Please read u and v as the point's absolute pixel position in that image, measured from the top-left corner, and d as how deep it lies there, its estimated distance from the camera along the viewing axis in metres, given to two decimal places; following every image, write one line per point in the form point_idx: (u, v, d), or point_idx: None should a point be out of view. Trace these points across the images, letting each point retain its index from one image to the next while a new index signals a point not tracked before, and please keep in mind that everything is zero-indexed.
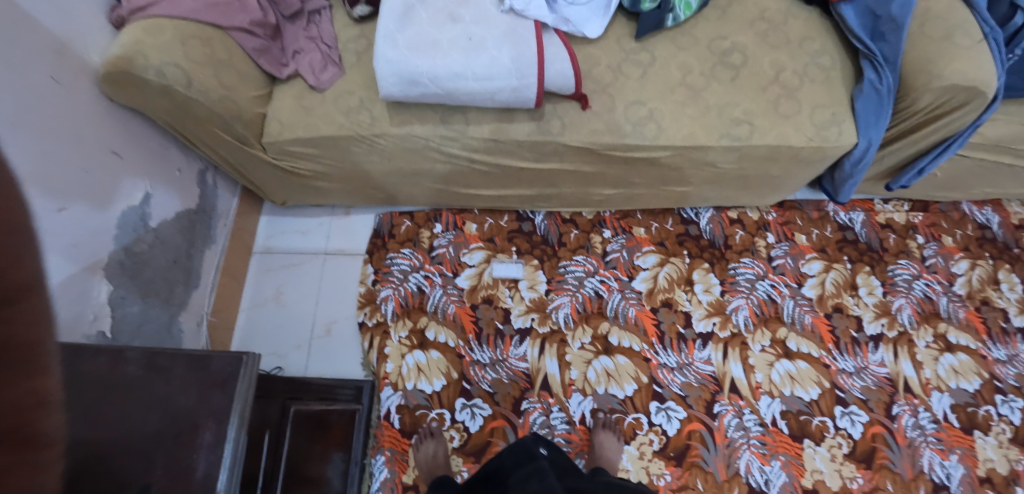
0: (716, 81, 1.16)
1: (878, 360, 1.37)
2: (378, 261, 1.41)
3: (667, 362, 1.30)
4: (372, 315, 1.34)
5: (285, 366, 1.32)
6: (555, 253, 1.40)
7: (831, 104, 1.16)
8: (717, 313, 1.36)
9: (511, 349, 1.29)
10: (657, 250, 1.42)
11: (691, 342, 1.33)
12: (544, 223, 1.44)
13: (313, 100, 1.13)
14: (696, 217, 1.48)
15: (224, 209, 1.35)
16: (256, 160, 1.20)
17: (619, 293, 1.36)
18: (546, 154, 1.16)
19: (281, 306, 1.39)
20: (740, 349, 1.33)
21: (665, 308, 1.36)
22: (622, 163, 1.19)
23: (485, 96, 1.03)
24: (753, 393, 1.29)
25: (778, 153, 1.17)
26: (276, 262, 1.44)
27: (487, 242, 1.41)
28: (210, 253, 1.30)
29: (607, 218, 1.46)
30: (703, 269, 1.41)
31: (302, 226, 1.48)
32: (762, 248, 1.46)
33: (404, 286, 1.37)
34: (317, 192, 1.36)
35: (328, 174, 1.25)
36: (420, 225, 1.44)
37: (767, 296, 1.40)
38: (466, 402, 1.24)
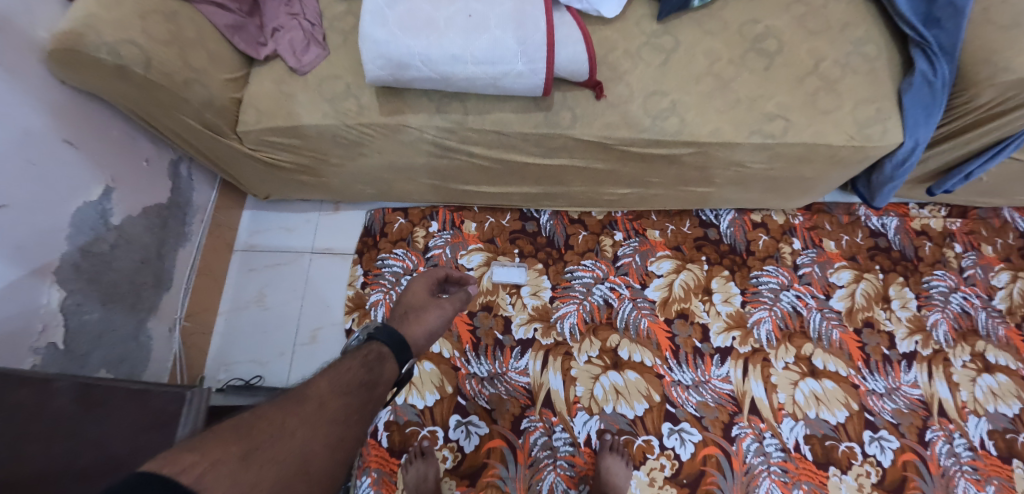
0: (748, 70, 1.03)
1: (911, 380, 1.26)
2: (369, 262, 1.30)
3: (681, 379, 1.18)
4: (359, 322, 1.24)
5: (267, 376, 1.24)
6: (561, 257, 1.28)
7: (876, 99, 1.04)
8: (737, 326, 1.24)
9: (511, 363, 1.18)
10: (673, 255, 1.29)
11: (709, 357, 1.20)
12: (550, 223, 1.32)
13: (294, 84, 1.01)
14: (715, 220, 1.34)
15: (201, 203, 1.26)
16: (234, 152, 1.09)
17: (630, 302, 1.23)
18: (554, 150, 1.03)
19: (265, 309, 1.30)
20: (762, 367, 1.21)
21: (680, 319, 1.23)
22: (640, 162, 1.07)
23: (486, 82, 0.91)
24: (775, 415, 1.18)
25: (815, 152, 1.05)
26: (260, 261, 1.35)
27: (487, 243, 1.30)
28: (184, 252, 1.21)
29: (619, 218, 1.33)
30: (723, 277, 1.28)
31: (289, 222, 1.38)
32: (787, 255, 1.33)
33: (396, 290, 1.26)
34: (304, 185, 1.25)
35: (315, 167, 1.14)
36: (415, 223, 1.33)
37: (791, 308, 1.28)
38: (461, 419, 1.14)
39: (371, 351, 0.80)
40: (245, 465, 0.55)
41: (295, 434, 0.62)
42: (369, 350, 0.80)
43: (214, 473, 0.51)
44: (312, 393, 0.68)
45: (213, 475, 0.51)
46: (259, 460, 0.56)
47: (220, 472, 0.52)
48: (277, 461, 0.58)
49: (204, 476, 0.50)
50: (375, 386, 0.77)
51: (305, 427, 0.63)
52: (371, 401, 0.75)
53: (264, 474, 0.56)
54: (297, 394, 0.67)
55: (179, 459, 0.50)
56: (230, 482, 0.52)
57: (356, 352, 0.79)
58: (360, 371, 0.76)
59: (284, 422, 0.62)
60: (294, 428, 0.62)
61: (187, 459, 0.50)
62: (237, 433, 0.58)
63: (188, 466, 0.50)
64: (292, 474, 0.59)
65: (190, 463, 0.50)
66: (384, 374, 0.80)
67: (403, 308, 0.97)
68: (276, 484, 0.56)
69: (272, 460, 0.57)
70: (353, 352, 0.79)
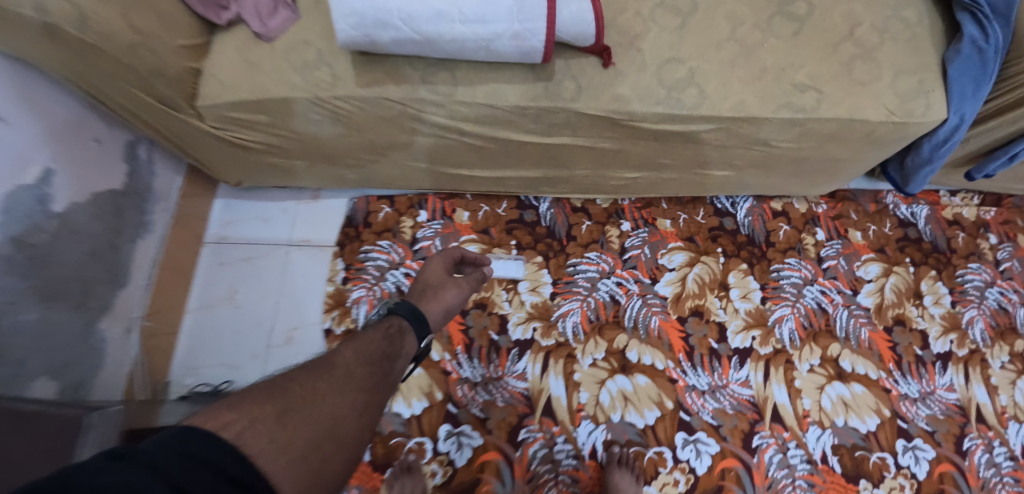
0: (775, 36, 0.91)
1: (947, 384, 1.15)
2: (351, 255, 1.18)
3: (696, 384, 1.06)
4: (340, 321, 1.13)
5: (239, 381, 1.12)
6: (563, 249, 1.16)
7: (918, 69, 0.92)
8: (757, 325, 1.12)
9: (508, 366, 1.06)
10: (686, 247, 1.17)
11: (726, 360, 1.08)
12: (550, 212, 1.20)
13: (259, 52, 0.89)
14: (732, 208, 1.22)
15: (164, 190, 1.14)
16: (194, 131, 0.97)
17: (639, 299, 1.11)
18: (555, 127, 0.91)
19: (237, 307, 1.18)
20: (785, 370, 1.10)
21: (694, 317, 1.11)
22: (651, 143, 0.94)
23: (478, 45, 0.78)
24: (800, 423, 1.07)
25: (850, 129, 0.93)
26: (232, 254, 1.23)
27: (481, 234, 1.17)
28: (143, 244, 1.09)
29: (626, 207, 1.20)
30: (741, 271, 1.16)
31: (264, 211, 1.26)
32: (811, 246, 1.21)
33: (380, 286, 1.14)
34: (278, 170, 1.13)
35: (287, 148, 1.01)
36: (402, 212, 1.21)
37: (816, 305, 1.16)
38: (452, 429, 1.02)
39: (392, 325, 0.77)
40: (282, 423, 0.51)
41: (325, 399, 0.57)
42: (389, 323, 0.77)
43: (253, 432, 0.48)
44: (337, 361, 0.64)
45: (253, 432, 0.48)
46: (294, 420, 0.52)
47: (259, 430, 0.48)
48: (310, 422, 0.53)
49: (242, 434, 0.47)
50: (399, 359, 0.72)
51: (335, 393, 0.59)
52: (392, 373, 0.70)
53: (300, 431, 0.51)
54: (324, 362, 0.63)
55: (218, 416, 0.47)
56: (268, 440, 0.48)
57: (376, 326, 0.76)
58: (382, 343, 0.72)
59: (314, 387, 0.58)
60: (324, 393, 0.58)
61: (228, 416, 0.47)
62: (271, 394, 0.54)
63: (226, 423, 0.47)
64: (327, 436, 0.54)
65: (230, 420, 0.47)
66: (404, 350, 0.75)
67: (418, 286, 0.92)
68: (311, 445, 0.52)
69: (306, 420, 0.53)
70: (375, 326, 0.76)
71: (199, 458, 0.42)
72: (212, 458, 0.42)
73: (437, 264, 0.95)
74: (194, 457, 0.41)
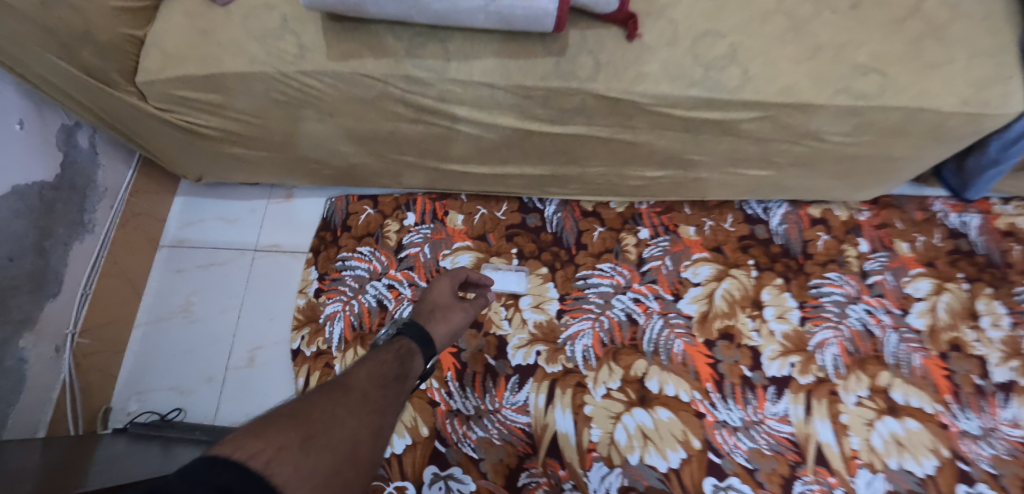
0: (829, 10, 0.76)
1: (1012, 419, 0.95)
2: (326, 264, 1.02)
3: (727, 420, 0.90)
4: (310, 342, 0.96)
5: (190, 408, 0.96)
6: (572, 259, 1.00)
7: (997, 51, 0.78)
8: (796, 350, 0.96)
9: (506, 397, 0.91)
10: (713, 259, 1.01)
11: (762, 390, 0.93)
12: (557, 216, 1.04)
13: (212, 19, 0.74)
14: (764, 214, 1.07)
15: (111, 185, 0.99)
16: (137, 113, 0.81)
17: (660, 318, 0.96)
18: (566, 113, 0.76)
19: (193, 322, 1.02)
20: (829, 402, 0.94)
21: (723, 341, 0.95)
22: (681, 135, 0.80)
23: (475, 6, 0.63)
24: (848, 466, 0.90)
25: (916, 121, 0.78)
26: (190, 260, 1.08)
27: (477, 241, 1.02)
28: (82, 246, 0.93)
29: (644, 211, 1.05)
30: (775, 286, 1.01)
31: (230, 212, 1.11)
32: (853, 259, 1.06)
33: (359, 300, 0.98)
34: (242, 163, 0.97)
35: (249, 135, 0.86)
36: (386, 215, 1.05)
37: (861, 326, 1.01)
38: (439, 472, 0.86)
39: (402, 347, 0.66)
40: (304, 451, 0.42)
41: (345, 421, 0.48)
42: (398, 345, 0.66)
43: (282, 460, 0.39)
44: (351, 383, 0.55)
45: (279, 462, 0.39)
46: (318, 447, 0.43)
47: (285, 460, 0.39)
48: (331, 448, 0.45)
49: (269, 464, 0.38)
50: (409, 379, 0.63)
51: (354, 416, 0.50)
52: (404, 396, 0.60)
53: (323, 461, 0.43)
54: (336, 384, 0.53)
55: (245, 444, 0.38)
56: (294, 471, 0.39)
57: (384, 347, 0.65)
58: (393, 364, 0.62)
59: (331, 410, 0.48)
60: (343, 416, 0.49)
61: (256, 443, 0.39)
62: (290, 417, 0.45)
63: (253, 452, 0.38)
64: (349, 463, 0.45)
65: (256, 449, 0.38)
66: (415, 371, 0.65)
67: (426, 310, 0.77)
68: (335, 475, 0.43)
69: (329, 446, 0.44)
70: (382, 348, 0.64)
71: (218, 488, 0.33)
72: (234, 487, 0.34)
73: (444, 283, 0.81)
74: (216, 486, 0.33)
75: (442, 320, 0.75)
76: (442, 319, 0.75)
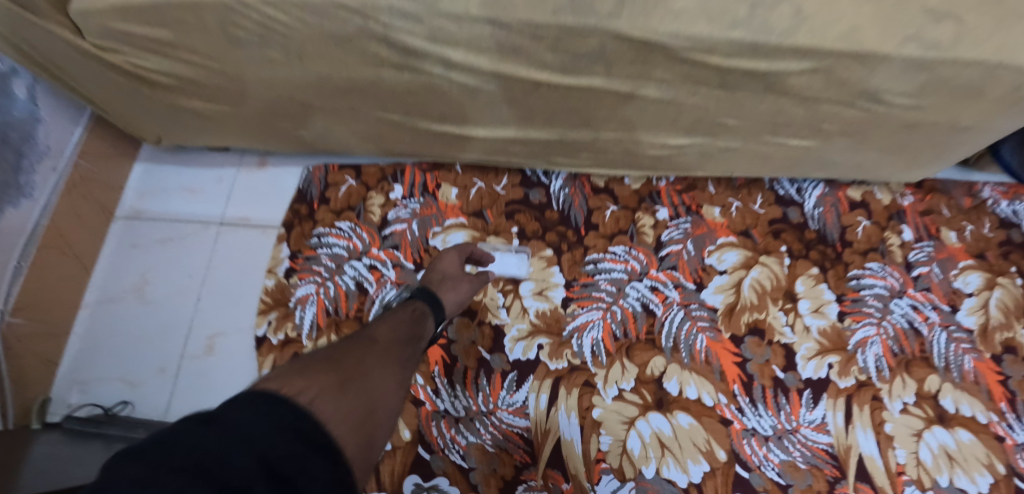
0: None
1: None
2: (300, 241, 0.90)
3: (757, 428, 0.78)
4: (277, 328, 0.84)
5: (140, 402, 0.83)
6: (580, 240, 0.88)
7: None
8: (834, 349, 0.84)
9: (502, 397, 0.78)
10: (741, 244, 0.89)
11: (796, 394, 0.80)
12: (564, 192, 0.92)
13: None
14: (798, 195, 0.95)
15: (55, 144, 0.84)
16: (73, 53, 0.69)
17: (680, 309, 0.84)
18: (580, 59, 0.63)
19: (145, 304, 0.90)
20: (871, 410, 0.82)
21: (752, 337, 0.83)
22: (716, 91, 0.68)
23: None
24: (894, 484, 0.78)
25: (996, 80, 0.65)
26: (148, 234, 0.95)
27: (473, 218, 0.90)
28: (18, 213, 0.79)
29: (663, 189, 0.93)
30: (810, 276, 0.89)
31: (194, 181, 0.99)
32: (896, 248, 0.94)
33: (335, 282, 0.86)
34: (203, 120, 0.84)
35: (207, 84, 0.73)
36: (370, 187, 0.93)
37: (906, 324, 0.88)
38: (421, 483, 0.74)
39: (416, 309, 0.66)
40: (342, 391, 0.45)
41: (371, 373, 0.50)
42: (411, 309, 0.66)
43: (323, 399, 0.43)
44: (374, 337, 0.56)
45: (323, 400, 0.43)
46: (353, 390, 0.46)
47: (327, 399, 0.43)
48: (365, 393, 0.47)
49: (314, 401, 0.42)
50: (423, 341, 0.63)
51: (378, 369, 0.52)
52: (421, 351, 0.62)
53: (359, 403, 0.46)
54: (359, 338, 0.56)
55: (291, 382, 0.43)
56: (336, 410, 0.43)
57: (398, 310, 0.65)
58: (410, 324, 0.62)
59: (358, 361, 0.51)
60: (369, 367, 0.51)
61: (301, 381, 0.43)
62: (326, 362, 0.48)
63: (299, 389, 0.42)
64: (379, 408, 0.48)
65: (302, 387, 0.42)
66: (428, 334, 0.65)
67: (437, 282, 0.72)
68: (369, 415, 0.46)
69: (362, 391, 0.47)
70: (397, 310, 0.65)
71: (278, 421, 0.38)
72: (290, 420, 0.38)
73: (452, 254, 0.76)
74: (272, 417, 0.38)
75: (452, 290, 0.72)
76: (451, 290, 0.72)
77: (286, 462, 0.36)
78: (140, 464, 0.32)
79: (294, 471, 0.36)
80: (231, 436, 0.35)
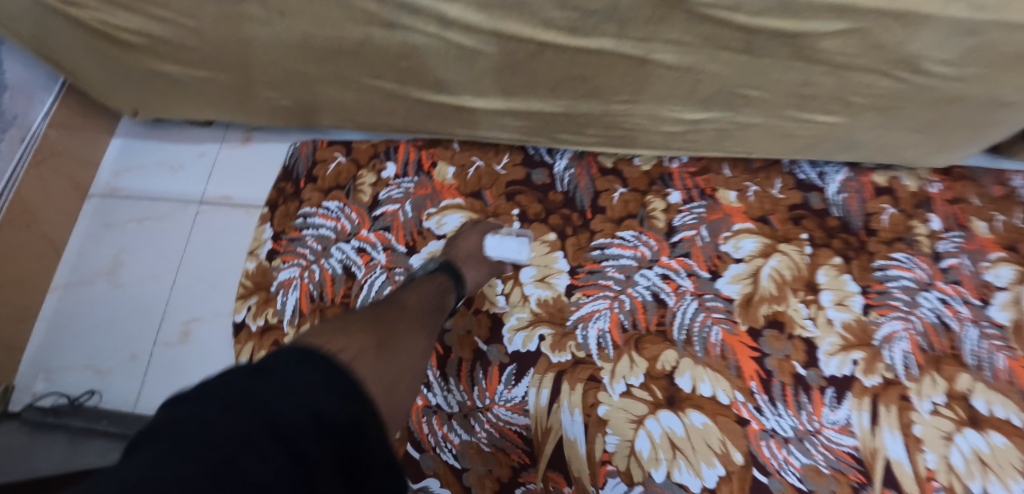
0: None
1: None
2: (284, 221, 0.84)
3: (777, 429, 0.72)
4: (257, 314, 0.78)
5: (108, 392, 0.77)
6: (585, 224, 0.82)
7: None
8: (859, 345, 0.78)
9: (499, 391, 0.72)
10: (758, 230, 0.83)
11: (819, 393, 0.74)
12: (569, 172, 0.86)
13: None
14: (820, 180, 0.88)
15: (19, 114, 0.77)
16: (35, 7, 0.63)
17: (694, 298, 0.78)
18: (590, 16, 0.56)
19: (119, 287, 0.84)
20: (899, 411, 0.75)
21: (770, 330, 0.77)
22: (738, 56, 0.61)
23: None
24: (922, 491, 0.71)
25: None
26: (123, 212, 0.89)
27: (470, 199, 0.83)
28: None
29: (676, 170, 0.87)
30: (833, 266, 0.82)
31: (174, 157, 0.92)
32: (924, 239, 0.86)
33: (321, 265, 0.80)
34: (180, 88, 0.78)
35: (181, 45, 0.67)
36: (361, 165, 0.87)
37: (935, 319, 0.80)
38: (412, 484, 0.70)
39: (439, 284, 0.66)
40: (379, 354, 0.47)
41: (405, 338, 0.52)
42: (436, 283, 0.66)
43: (363, 359, 0.44)
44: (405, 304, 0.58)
45: (362, 361, 0.45)
46: (389, 354, 0.48)
47: (366, 361, 0.45)
48: (398, 358, 0.49)
49: (354, 361, 0.44)
50: (445, 313, 0.64)
51: (411, 334, 0.54)
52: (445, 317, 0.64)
53: (392, 367, 0.47)
54: (392, 303, 0.57)
55: (334, 341, 0.44)
56: (372, 375, 0.44)
57: (423, 281, 0.65)
58: (436, 296, 0.64)
59: (394, 325, 0.53)
60: (403, 332, 0.53)
61: (342, 340, 0.45)
62: (365, 324, 0.50)
63: (342, 348, 0.44)
64: (410, 374, 0.50)
65: (343, 346, 0.44)
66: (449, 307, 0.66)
67: (462, 261, 0.72)
68: (401, 380, 0.48)
69: (396, 355, 0.49)
70: (421, 280, 0.65)
71: (326, 378, 0.40)
72: (333, 377, 0.40)
73: (472, 233, 0.76)
74: (320, 373, 0.40)
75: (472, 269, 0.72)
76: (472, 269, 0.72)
77: (332, 418, 0.38)
78: (210, 404, 0.36)
79: (340, 426, 0.38)
80: (279, 387, 0.38)
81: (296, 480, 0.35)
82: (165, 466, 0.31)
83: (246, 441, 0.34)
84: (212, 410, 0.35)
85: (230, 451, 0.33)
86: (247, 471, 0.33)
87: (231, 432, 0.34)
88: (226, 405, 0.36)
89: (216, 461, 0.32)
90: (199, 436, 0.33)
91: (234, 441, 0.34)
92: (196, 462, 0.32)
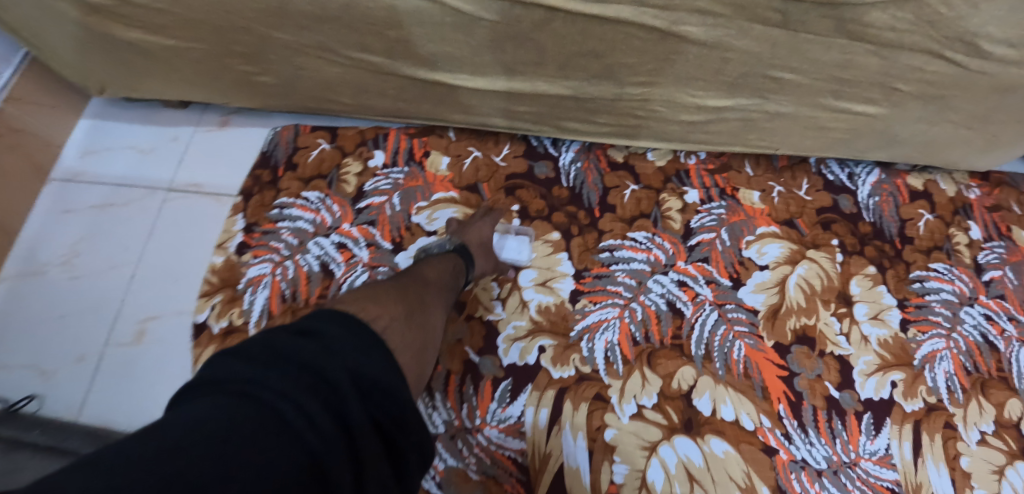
0: None
1: None
2: (258, 212, 0.76)
3: (808, 459, 0.63)
4: (221, 314, 0.70)
5: (51, 397, 0.67)
6: (593, 223, 0.74)
7: None
8: (898, 364, 0.69)
9: (492, 410, 0.63)
10: (785, 235, 0.75)
11: (854, 418, 0.65)
12: (575, 166, 0.78)
13: None
14: (850, 181, 0.80)
15: None
16: None
17: (714, 308, 0.69)
18: None
19: (73, 280, 0.75)
20: (944, 440, 0.65)
21: (800, 347, 0.68)
22: (773, 31, 0.53)
23: None
24: None
25: None
26: (82, 198, 0.80)
27: (465, 193, 0.75)
28: None
29: (693, 167, 0.79)
30: (867, 275, 0.74)
31: (143, 140, 0.84)
32: (964, 248, 0.78)
33: (296, 263, 0.72)
34: (148, 60, 0.70)
35: (143, 5, 0.59)
36: (348, 153, 0.79)
37: (979, 337, 0.71)
38: None
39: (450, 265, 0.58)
40: (408, 324, 0.43)
41: (432, 310, 0.49)
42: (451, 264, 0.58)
43: (394, 329, 0.41)
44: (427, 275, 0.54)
45: (393, 331, 0.41)
46: (417, 324, 0.45)
47: (397, 331, 0.41)
48: (425, 327, 0.46)
49: (386, 330, 0.40)
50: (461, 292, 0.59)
51: (436, 307, 0.50)
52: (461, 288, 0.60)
53: (419, 337, 0.44)
54: (415, 275, 0.53)
55: (366, 307, 0.41)
56: (405, 347, 0.41)
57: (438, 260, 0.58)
58: (453, 274, 0.57)
59: (421, 295, 0.49)
60: (428, 304, 0.49)
61: (376, 308, 0.41)
62: (391, 293, 0.46)
63: (375, 316, 0.40)
64: (434, 345, 0.46)
65: (376, 314, 0.41)
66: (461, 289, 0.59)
67: (477, 248, 0.64)
68: (427, 350, 0.45)
69: (421, 326, 0.45)
70: (436, 260, 0.57)
71: (364, 340, 0.37)
72: (369, 339, 0.37)
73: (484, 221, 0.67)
74: (358, 337, 0.37)
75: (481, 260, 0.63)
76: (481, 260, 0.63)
77: (375, 378, 0.35)
78: (253, 362, 0.33)
79: (383, 388, 0.35)
80: (325, 349, 0.34)
81: (342, 439, 0.31)
82: (204, 418, 0.29)
83: (298, 398, 0.31)
84: (251, 364, 0.32)
85: (273, 405, 0.30)
86: (293, 424, 0.30)
87: (281, 392, 0.31)
88: (267, 359, 0.33)
89: (268, 419, 0.29)
90: (249, 394, 0.30)
91: (276, 394, 0.31)
92: (238, 415, 0.29)
